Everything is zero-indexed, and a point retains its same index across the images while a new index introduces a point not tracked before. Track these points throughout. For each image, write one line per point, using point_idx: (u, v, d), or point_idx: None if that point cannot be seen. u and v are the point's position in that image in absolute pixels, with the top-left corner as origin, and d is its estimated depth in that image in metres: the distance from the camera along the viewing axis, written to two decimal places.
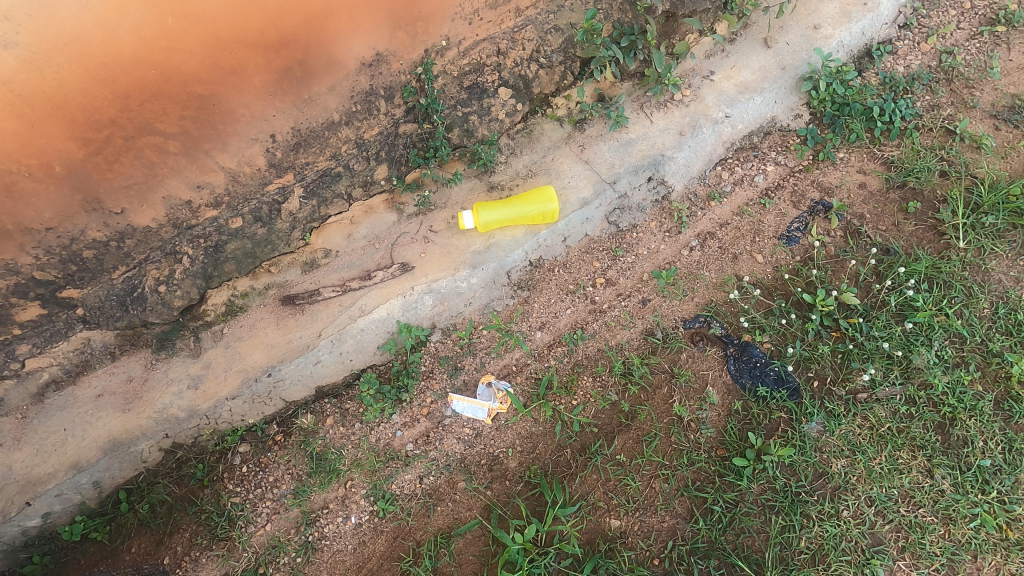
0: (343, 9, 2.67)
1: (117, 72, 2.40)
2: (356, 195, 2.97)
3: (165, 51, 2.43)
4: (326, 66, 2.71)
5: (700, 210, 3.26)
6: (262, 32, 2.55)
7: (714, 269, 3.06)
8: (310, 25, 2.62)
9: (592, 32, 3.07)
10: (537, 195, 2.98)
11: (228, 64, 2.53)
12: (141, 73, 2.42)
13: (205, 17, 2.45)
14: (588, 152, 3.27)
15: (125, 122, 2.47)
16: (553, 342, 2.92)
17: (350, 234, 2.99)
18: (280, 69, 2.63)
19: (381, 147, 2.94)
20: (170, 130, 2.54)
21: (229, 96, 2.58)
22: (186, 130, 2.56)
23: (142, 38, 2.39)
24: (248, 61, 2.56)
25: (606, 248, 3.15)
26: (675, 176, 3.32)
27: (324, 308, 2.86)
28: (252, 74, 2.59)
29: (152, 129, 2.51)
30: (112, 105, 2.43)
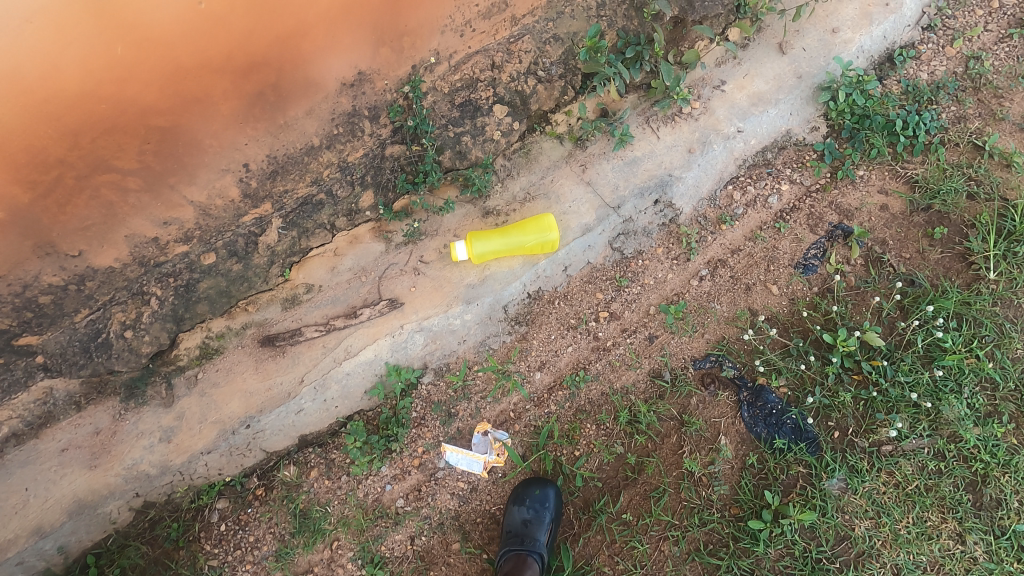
0: (320, 25, 2.47)
1: (63, 108, 2.24)
2: (340, 225, 2.76)
3: (115, 84, 2.27)
4: (303, 88, 2.51)
5: (709, 235, 3.08)
6: (228, 55, 2.37)
7: (726, 301, 2.87)
8: (282, 45, 2.42)
9: (596, 49, 2.82)
10: (534, 221, 2.80)
11: (192, 92, 2.35)
12: (91, 107, 2.27)
13: (162, 43, 2.28)
14: (590, 172, 3.05)
15: (76, 160, 2.30)
16: (553, 384, 2.72)
17: (334, 267, 2.77)
18: (252, 94, 2.44)
19: (367, 171, 2.71)
20: (129, 167, 2.36)
21: (195, 126, 2.39)
22: (147, 165, 2.38)
23: (86, 69, 2.23)
24: (215, 88, 2.38)
25: (610, 278, 2.97)
26: (684, 198, 3.12)
27: (307, 349, 2.66)
28: (220, 100, 2.40)
29: (109, 167, 2.34)
30: (60, 144, 2.27)
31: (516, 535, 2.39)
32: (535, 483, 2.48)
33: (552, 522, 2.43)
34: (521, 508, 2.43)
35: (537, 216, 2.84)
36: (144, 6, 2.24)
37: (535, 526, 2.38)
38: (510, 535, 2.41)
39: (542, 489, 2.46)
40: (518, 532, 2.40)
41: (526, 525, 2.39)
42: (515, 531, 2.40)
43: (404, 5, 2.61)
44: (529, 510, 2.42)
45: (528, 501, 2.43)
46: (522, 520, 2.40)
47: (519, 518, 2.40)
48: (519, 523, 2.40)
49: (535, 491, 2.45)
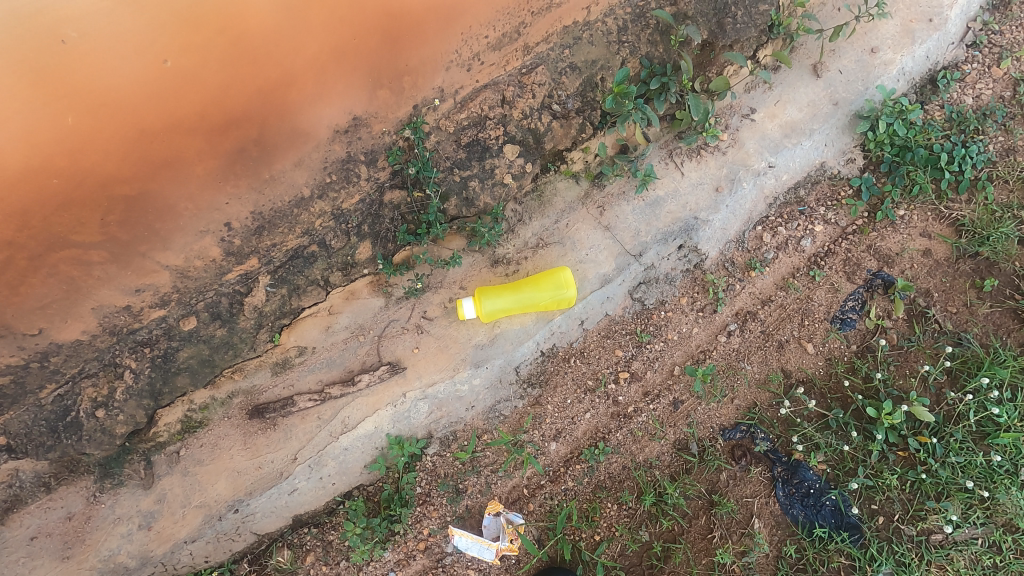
0: (308, 72, 2.22)
1: (10, 186, 2.05)
2: (335, 280, 2.49)
3: (68, 156, 2.07)
4: (291, 139, 2.25)
5: (738, 282, 2.83)
6: (202, 113, 2.14)
7: (757, 361, 2.64)
8: (263, 98, 2.18)
9: (623, 95, 2.49)
10: (547, 276, 2.54)
11: (160, 156, 2.13)
12: (42, 183, 2.07)
13: (124, 106, 2.07)
14: (609, 214, 2.77)
15: (28, 240, 2.10)
16: (570, 456, 2.52)
17: (329, 326, 2.52)
18: (232, 151, 2.19)
19: (364, 218, 2.44)
20: (90, 241, 2.14)
21: (166, 191, 2.16)
22: (112, 236, 2.15)
23: (33, 143, 2.03)
24: (187, 149, 2.15)
25: (630, 332, 2.72)
26: (710, 242, 2.86)
27: (301, 421, 2.42)
28: (194, 161, 2.16)
29: (66, 243, 2.12)
30: (8, 224, 2.07)
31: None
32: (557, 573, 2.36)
33: None
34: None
35: (550, 270, 2.58)
36: (99, 69, 2.04)
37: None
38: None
39: None
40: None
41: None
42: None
43: (403, 42, 2.32)
44: None
45: None
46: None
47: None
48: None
49: None
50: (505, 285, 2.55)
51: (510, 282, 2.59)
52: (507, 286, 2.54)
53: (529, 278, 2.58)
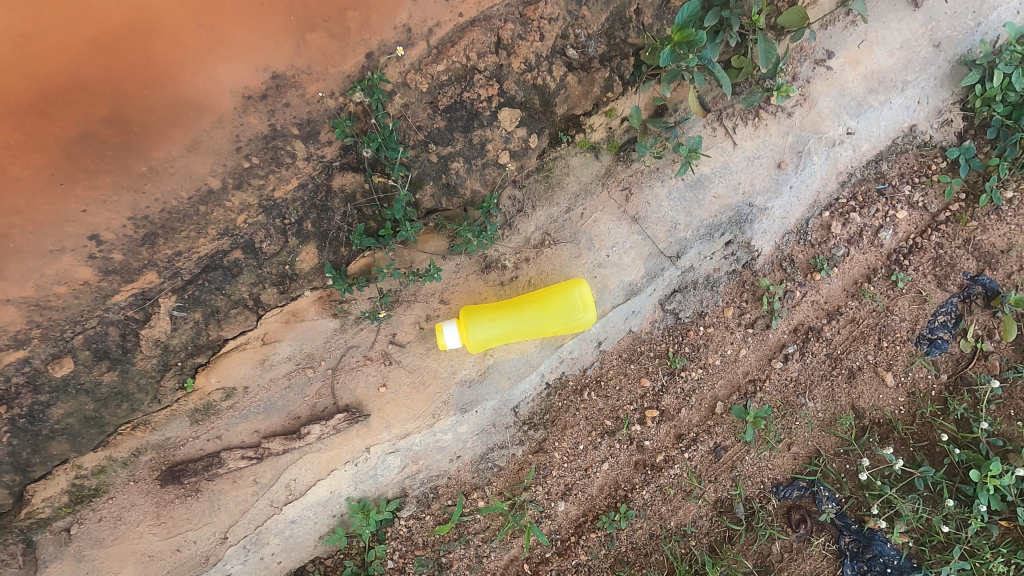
0: (185, 15, 1.52)
1: None
2: (268, 298, 1.84)
3: None
4: (173, 113, 1.55)
5: (798, 288, 2.21)
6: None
7: (821, 396, 2.08)
8: (98, 55, 1.49)
9: (686, 44, 1.75)
10: (556, 291, 1.89)
11: None
12: None
13: None
14: (637, 201, 2.10)
15: None
16: (583, 519, 2.02)
17: (265, 359, 1.88)
18: (68, 141, 1.52)
19: (307, 212, 1.78)
20: None
21: None
22: None
23: None
24: None
25: (660, 354, 2.13)
26: (765, 235, 2.20)
27: (232, 487, 1.86)
28: (4, 160, 1.50)
29: None
30: None
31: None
32: None
33: None
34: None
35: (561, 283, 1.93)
36: None
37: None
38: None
39: None
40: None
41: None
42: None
43: None
44: None
45: None
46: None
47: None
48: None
49: None
50: (501, 303, 1.91)
51: (508, 299, 1.95)
52: (502, 305, 1.90)
53: (532, 294, 1.93)
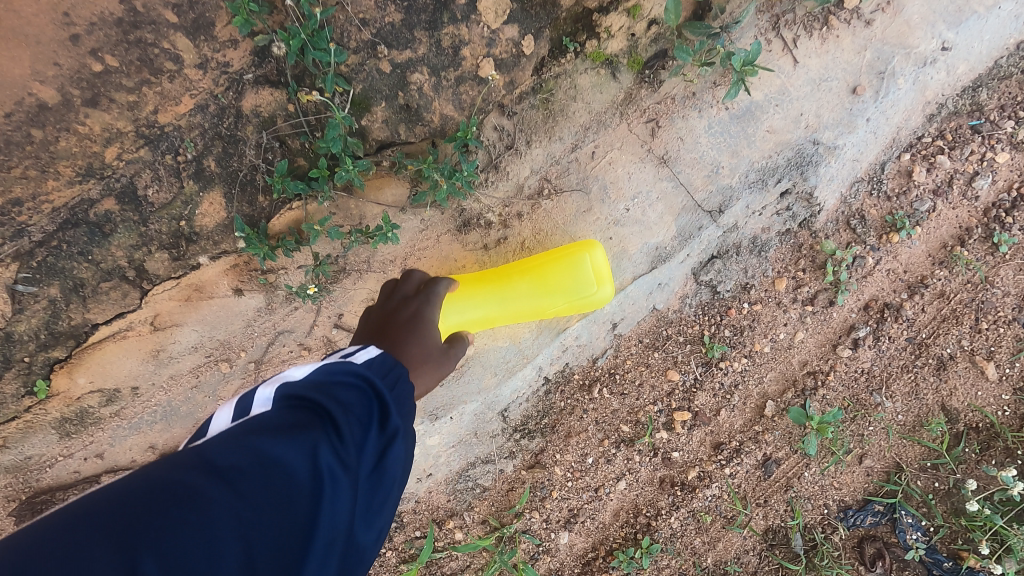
0: None
1: None
2: (156, 267, 1.31)
3: None
4: None
5: (870, 253, 1.70)
6: None
7: (901, 394, 1.60)
8: None
9: None
10: (560, 257, 1.39)
11: None
12: None
13: None
14: (666, 137, 1.56)
15: None
16: (591, 554, 1.58)
17: (159, 351, 1.39)
18: None
19: (208, 145, 1.27)
20: None
21: None
22: None
23: None
24: None
25: (693, 339, 1.63)
26: (830, 184, 1.68)
27: None
28: None
29: None
30: None
31: (274, 422, 0.76)
32: None
33: None
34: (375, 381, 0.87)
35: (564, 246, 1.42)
36: None
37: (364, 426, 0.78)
38: (239, 429, 0.75)
39: None
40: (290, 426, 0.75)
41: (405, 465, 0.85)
42: (272, 417, 0.77)
43: None
44: None
45: None
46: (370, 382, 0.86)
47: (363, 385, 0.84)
48: (339, 374, 0.85)
49: None
50: (484, 277, 1.39)
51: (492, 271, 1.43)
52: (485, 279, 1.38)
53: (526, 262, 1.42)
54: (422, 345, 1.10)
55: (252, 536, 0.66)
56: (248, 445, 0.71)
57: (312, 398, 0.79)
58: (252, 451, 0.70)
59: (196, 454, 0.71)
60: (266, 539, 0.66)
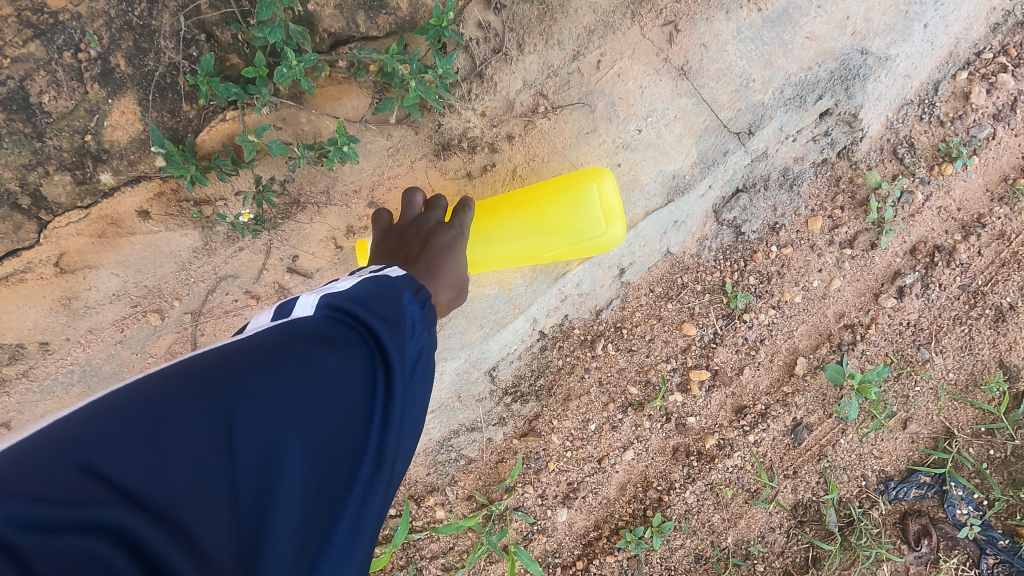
0: None
1: None
2: (56, 194, 1.06)
3: None
4: None
5: (919, 188, 1.46)
6: None
7: (953, 350, 1.38)
8: None
9: None
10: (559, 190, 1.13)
11: None
12: None
13: None
14: (686, 42, 1.29)
15: None
16: (593, 535, 1.37)
17: (70, 299, 1.15)
18: None
19: (114, 36, 1.01)
20: None
21: None
22: None
23: None
24: None
25: (713, 288, 1.40)
26: (876, 105, 1.42)
27: None
28: None
29: None
30: None
31: (325, 329, 0.73)
32: None
33: None
34: (415, 295, 0.84)
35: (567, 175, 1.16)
36: None
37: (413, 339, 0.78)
38: (287, 328, 0.71)
39: None
40: (341, 335, 0.72)
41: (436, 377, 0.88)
42: (321, 324, 0.73)
43: None
44: None
45: None
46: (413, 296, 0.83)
47: (409, 297, 0.82)
48: (382, 288, 0.81)
49: None
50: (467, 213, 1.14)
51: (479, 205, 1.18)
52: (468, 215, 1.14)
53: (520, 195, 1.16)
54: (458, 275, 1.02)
55: (318, 437, 0.64)
56: (305, 348, 0.68)
57: (361, 309, 0.76)
58: (309, 353, 0.68)
59: (253, 347, 0.68)
60: (333, 442, 0.65)
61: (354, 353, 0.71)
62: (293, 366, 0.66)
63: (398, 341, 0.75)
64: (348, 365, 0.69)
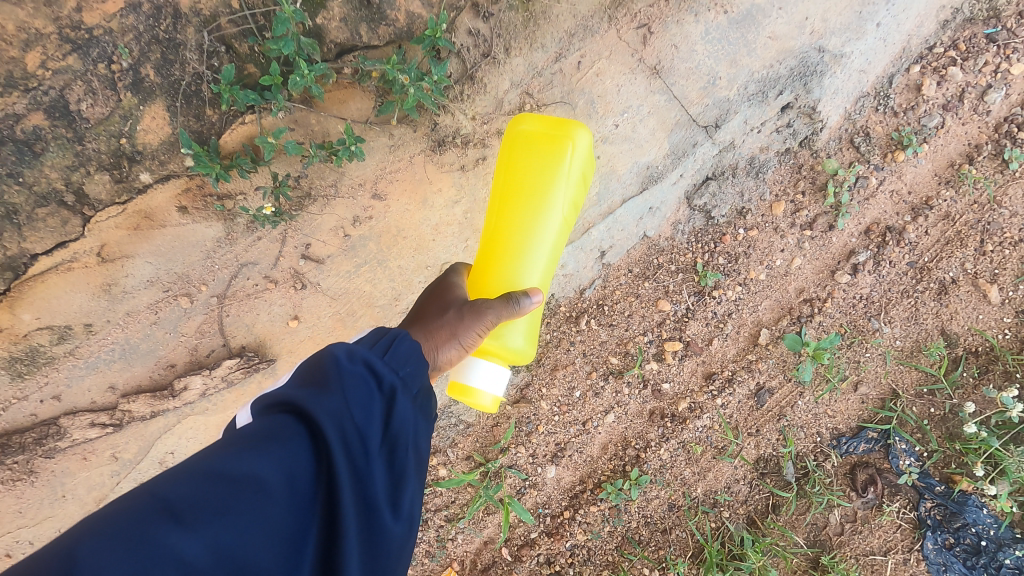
0: None
1: None
2: (98, 191, 1.19)
3: None
4: None
5: (873, 174, 1.60)
6: None
7: (900, 320, 1.54)
8: None
9: None
10: (540, 175, 1.04)
11: None
12: None
13: None
14: (659, 44, 1.42)
15: None
16: (578, 489, 1.52)
17: (109, 286, 1.27)
18: None
19: (144, 50, 1.12)
20: None
21: None
22: None
23: None
24: None
25: (686, 268, 1.55)
26: (834, 98, 1.56)
27: (80, 466, 1.34)
28: None
29: None
30: None
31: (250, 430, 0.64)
32: None
33: None
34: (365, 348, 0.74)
35: (532, 162, 1.05)
36: None
37: (355, 399, 0.66)
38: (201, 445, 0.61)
39: None
40: (266, 429, 0.62)
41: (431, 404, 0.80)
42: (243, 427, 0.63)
43: None
44: None
45: None
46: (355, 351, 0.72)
47: (343, 355, 0.70)
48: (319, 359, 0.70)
49: None
50: (496, 277, 1.06)
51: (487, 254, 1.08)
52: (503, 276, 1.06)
53: (516, 214, 1.06)
54: (476, 303, 0.96)
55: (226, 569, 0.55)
56: (216, 465, 0.58)
57: (288, 392, 0.66)
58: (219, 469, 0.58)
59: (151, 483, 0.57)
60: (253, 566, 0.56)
61: (280, 444, 0.61)
62: (201, 483, 0.56)
63: (335, 416, 0.64)
64: (273, 461, 0.59)
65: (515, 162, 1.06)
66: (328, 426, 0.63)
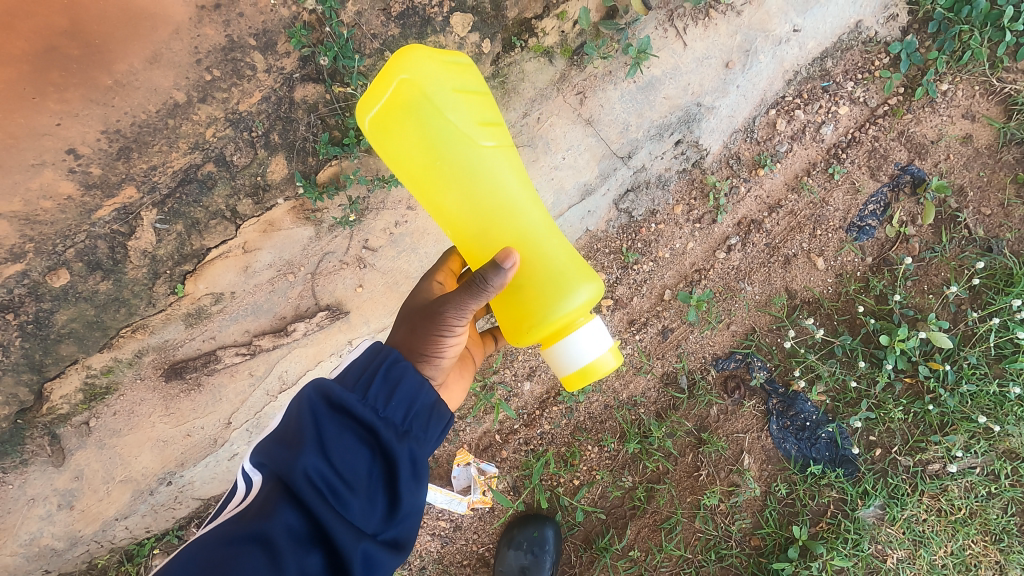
0: None
1: None
2: (245, 208, 1.96)
3: None
4: (124, 24, 1.67)
5: (742, 184, 2.34)
6: None
7: (759, 281, 2.30)
8: None
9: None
10: (422, 142, 1.38)
11: None
12: None
13: None
14: (591, 105, 2.18)
15: None
16: (546, 396, 2.29)
17: (247, 266, 2.03)
18: (38, 56, 1.64)
19: (272, 124, 1.87)
20: None
21: None
22: None
23: None
24: None
25: (615, 251, 2.32)
26: (713, 134, 2.31)
27: (230, 380, 2.12)
28: None
29: None
30: None
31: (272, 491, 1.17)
32: (531, 524, 2.26)
33: (553, 565, 2.26)
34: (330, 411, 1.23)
35: (412, 135, 1.38)
36: None
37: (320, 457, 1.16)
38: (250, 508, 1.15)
39: (539, 531, 2.25)
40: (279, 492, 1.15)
41: (414, 413, 1.28)
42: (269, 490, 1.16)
43: None
44: (526, 554, 2.23)
45: (525, 545, 2.23)
46: (325, 409, 1.22)
47: (314, 422, 1.20)
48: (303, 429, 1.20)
49: (531, 533, 2.24)
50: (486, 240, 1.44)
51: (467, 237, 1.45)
52: (493, 234, 1.43)
53: (436, 184, 1.42)
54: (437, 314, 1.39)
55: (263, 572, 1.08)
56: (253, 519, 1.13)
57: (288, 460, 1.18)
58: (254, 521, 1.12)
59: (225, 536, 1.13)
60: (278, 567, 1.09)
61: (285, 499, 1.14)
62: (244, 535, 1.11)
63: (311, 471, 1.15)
64: (278, 515, 1.12)
65: (402, 151, 1.41)
66: (308, 475, 1.14)
